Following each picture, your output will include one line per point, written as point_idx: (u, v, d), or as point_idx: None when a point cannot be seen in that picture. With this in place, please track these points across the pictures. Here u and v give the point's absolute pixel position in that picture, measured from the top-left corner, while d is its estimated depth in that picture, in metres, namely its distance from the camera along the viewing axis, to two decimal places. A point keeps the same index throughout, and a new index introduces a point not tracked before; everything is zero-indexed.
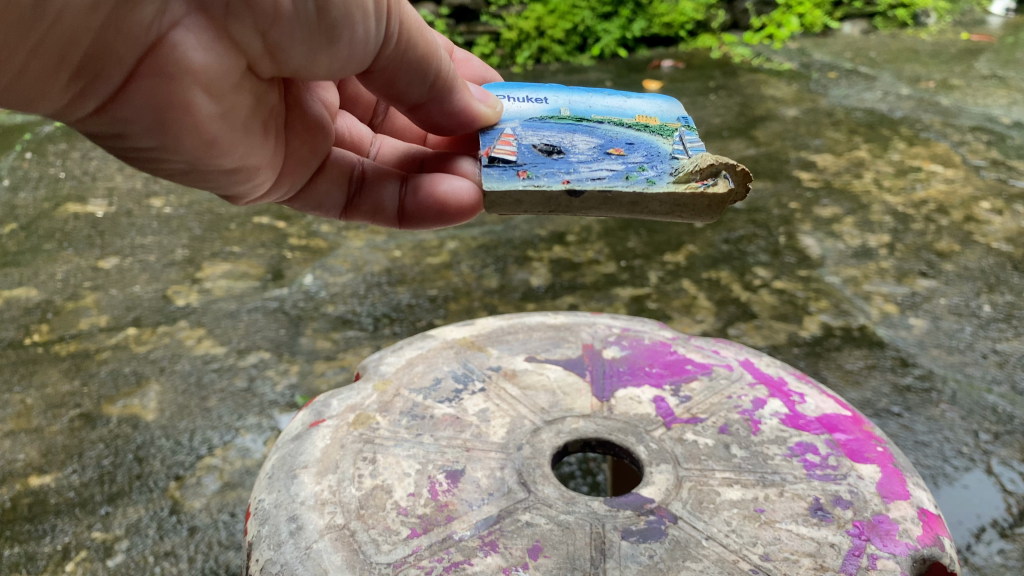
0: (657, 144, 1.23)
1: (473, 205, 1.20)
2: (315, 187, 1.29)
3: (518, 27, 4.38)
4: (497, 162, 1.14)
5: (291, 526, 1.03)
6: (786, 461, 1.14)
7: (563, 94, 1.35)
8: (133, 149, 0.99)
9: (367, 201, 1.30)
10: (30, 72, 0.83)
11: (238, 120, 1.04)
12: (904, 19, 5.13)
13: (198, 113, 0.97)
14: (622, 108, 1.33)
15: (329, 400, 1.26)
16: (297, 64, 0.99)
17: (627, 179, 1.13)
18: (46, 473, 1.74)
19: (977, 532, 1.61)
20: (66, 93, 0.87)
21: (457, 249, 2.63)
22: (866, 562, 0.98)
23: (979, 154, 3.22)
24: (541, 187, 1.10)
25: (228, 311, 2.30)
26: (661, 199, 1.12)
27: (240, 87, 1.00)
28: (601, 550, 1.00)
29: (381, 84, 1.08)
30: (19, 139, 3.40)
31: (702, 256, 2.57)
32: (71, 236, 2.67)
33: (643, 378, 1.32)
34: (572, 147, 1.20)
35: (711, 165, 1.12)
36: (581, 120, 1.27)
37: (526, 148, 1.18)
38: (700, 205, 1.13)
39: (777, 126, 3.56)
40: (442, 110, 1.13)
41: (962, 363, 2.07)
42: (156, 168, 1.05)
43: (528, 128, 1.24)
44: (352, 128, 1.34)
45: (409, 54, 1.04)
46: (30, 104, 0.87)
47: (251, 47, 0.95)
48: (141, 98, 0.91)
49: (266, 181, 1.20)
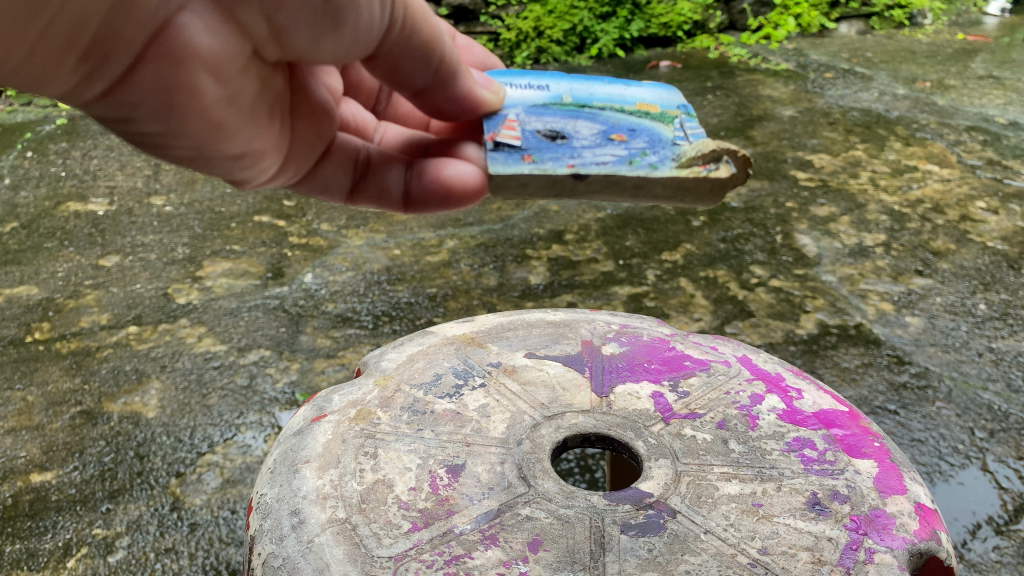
0: (659, 131, 1.29)
1: (478, 189, 1.25)
2: (320, 172, 1.31)
3: (517, 27, 4.41)
4: (503, 147, 1.23)
5: (293, 520, 1.03)
6: (784, 455, 1.15)
7: (564, 81, 1.38)
8: (140, 133, 0.99)
9: (372, 185, 1.33)
10: (39, 55, 0.80)
11: (244, 103, 1.04)
12: (900, 19, 5.15)
13: (204, 96, 0.97)
14: (623, 96, 1.37)
15: (331, 396, 1.27)
16: (302, 47, 1.00)
17: (630, 164, 1.23)
18: (47, 470, 1.75)
19: (972, 529, 1.63)
20: (75, 75, 0.85)
21: (456, 248, 2.63)
22: (863, 555, 0.99)
23: (975, 153, 3.24)
24: (547, 171, 1.21)
25: (229, 309, 2.31)
26: (664, 182, 1.23)
27: (247, 70, 1.00)
28: (601, 543, 1.01)
29: (386, 70, 1.13)
30: (19, 138, 3.40)
31: (699, 254, 2.59)
32: (71, 235, 2.67)
33: (642, 374, 1.33)
34: (575, 132, 1.28)
35: (714, 152, 1.24)
36: (583, 107, 1.32)
37: (531, 134, 1.26)
38: (704, 188, 1.25)
39: (774, 125, 3.57)
40: (447, 96, 1.20)
41: (957, 361, 2.08)
42: (161, 151, 1.05)
43: (532, 114, 1.30)
44: (357, 115, 1.36)
45: (413, 39, 1.08)
46: (37, 89, 0.85)
47: (257, 30, 0.95)
48: (149, 82, 0.90)
49: (271, 166, 1.21)
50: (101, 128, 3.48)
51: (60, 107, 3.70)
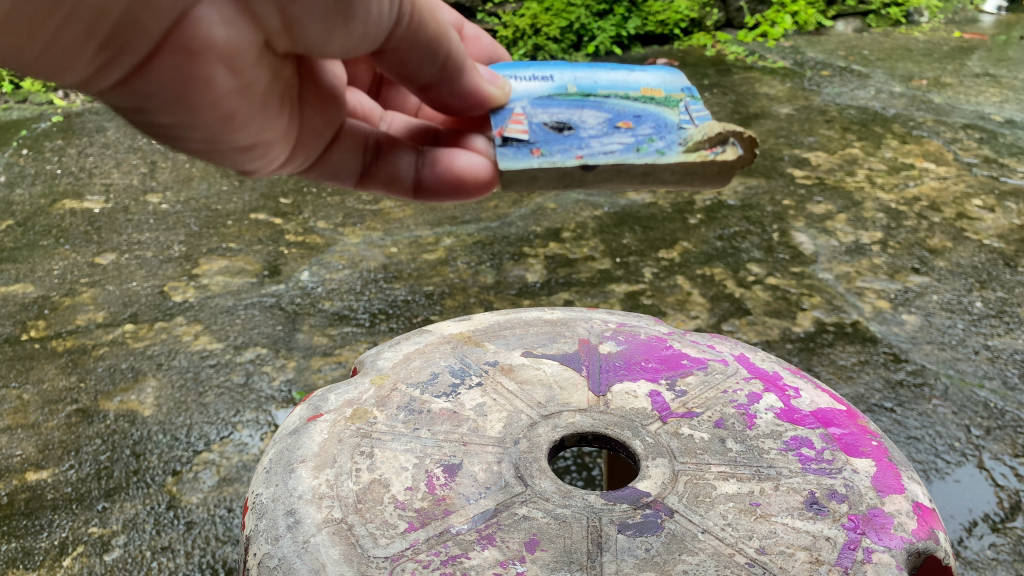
0: (665, 116, 1.29)
1: (489, 180, 1.27)
2: (329, 157, 1.29)
3: (514, 25, 4.40)
4: (511, 142, 1.23)
5: (289, 520, 1.03)
6: (782, 455, 1.15)
7: (568, 70, 1.35)
8: (153, 125, 0.98)
9: (383, 170, 1.32)
10: (59, 43, 0.79)
11: (257, 95, 1.03)
12: (896, 17, 5.15)
13: (218, 88, 0.96)
14: (627, 81, 1.35)
15: (327, 395, 1.27)
16: (314, 40, 1.00)
17: (637, 151, 1.24)
18: (43, 469, 1.74)
19: (969, 527, 1.63)
20: (93, 64, 0.83)
21: (453, 246, 2.63)
22: (862, 555, 0.98)
23: (971, 151, 3.24)
24: (556, 163, 1.22)
25: (225, 307, 2.30)
26: (671, 168, 1.24)
27: (260, 63, 0.99)
28: (598, 543, 1.00)
29: (393, 64, 1.14)
30: (14, 135, 3.38)
31: (696, 252, 2.58)
32: (67, 233, 2.66)
33: (639, 373, 1.32)
34: (582, 122, 1.27)
35: (720, 134, 1.23)
36: (589, 95, 1.31)
37: (538, 127, 1.26)
38: (711, 172, 1.25)
39: (771, 123, 3.57)
40: (453, 91, 1.21)
41: (953, 359, 2.08)
42: (172, 144, 1.04)
43: (538, 106, 1.29)
44: (362, 104, 1.36)
45: (419, 34, 1.08)
46: (53, 78, 0.84)
47: (270, 21, 0.94)
48: (164, 74, 0.89)
49: (280, 156, 1.19)
50: (97, 126, 3.47)
51: (55, 105, 3.68)
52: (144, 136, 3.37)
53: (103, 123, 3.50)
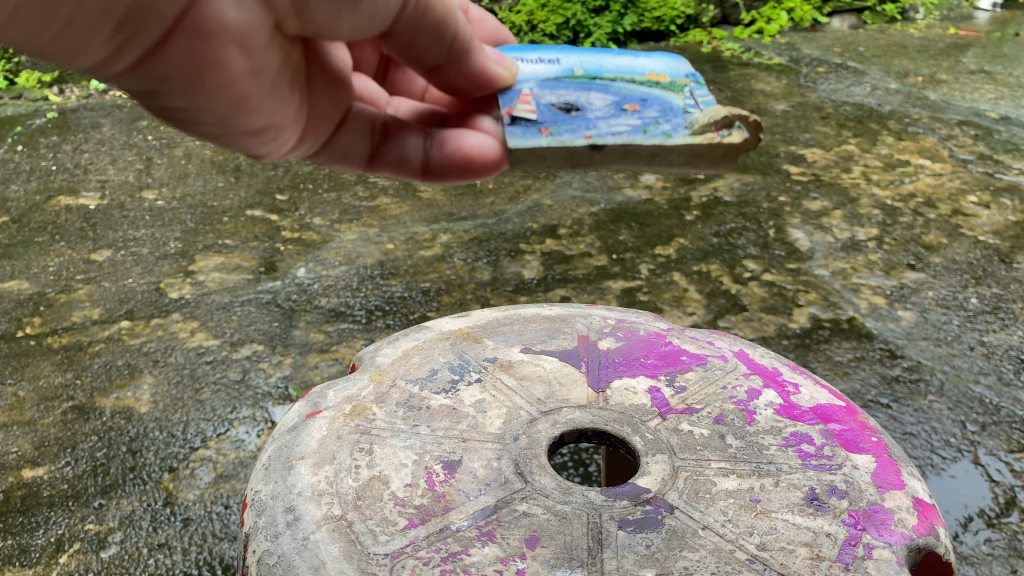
0: (670, 99, 1.28)
1: (497, 161, 1.26)
2: (337, 140, 1.28)
3: (509, 21, 4.39)
4: (519, 121, 1.23)
5: (288, 517, 1.02)
6: (781, 451, 1.15)
7: (574, 53, 1.34)
8: (167, 109, 0.96)
9: (391, 152, 1.31)
10: (75, 24, 0.78)
11: (269, 77, 1.02)
12: (892, 14, 5.16)
13: (232, 70, 0.94)
14: (632, 66, 1.33)
15: (325, 392, 1.26)
16: (324, 22, 0.99)
17: (644, 133, 1.23)
18: (40, 466, 1.73)
19: (963, 522, 1.63)
20: (108, 47, 0.83)
21: (449, 242, 2.62)
22: (862, 551, 0.98)
23: (966, 148, 3.25)
24: (564, 143, 1.22)
25: (221, 304, 2.29)
26: (678, 150, 1.24)
27: (273, 45, 0.98)
28: (598, 540, 1.00)
29: (401, 46, 1.14)
30: (9, 131, 3.37)
31: (692, 249, 2.58)
32: (62, 229, 2.65)
33: (638, 369, 1.32)
34: (589, 105, 1.27)
35: (726, 117, 1.24)
36: (596, 78, 1.29)
37: (545, 108, 1.25)
38: (717, 154, 1.25)
39: (767, 119, 3.58)
40: (460, 72, 1.21)
41: (949, 355, 2.09)
42: (186, 129, 1.02)
43: (545, 88, 1.28)
44: (368, 88, 1.36)
45: (426, 17, 1.08)
46: (69, 62, 0.83)
47: (282, 4, 0.93)
48: (178, 57, 0.88)
49: (290, 139, 1.18)
50: (91, 122, 3.45)
51: (50, 101, 3.67)
52: (139, 133, 3.36)
53: (98, 119, 3.48)
